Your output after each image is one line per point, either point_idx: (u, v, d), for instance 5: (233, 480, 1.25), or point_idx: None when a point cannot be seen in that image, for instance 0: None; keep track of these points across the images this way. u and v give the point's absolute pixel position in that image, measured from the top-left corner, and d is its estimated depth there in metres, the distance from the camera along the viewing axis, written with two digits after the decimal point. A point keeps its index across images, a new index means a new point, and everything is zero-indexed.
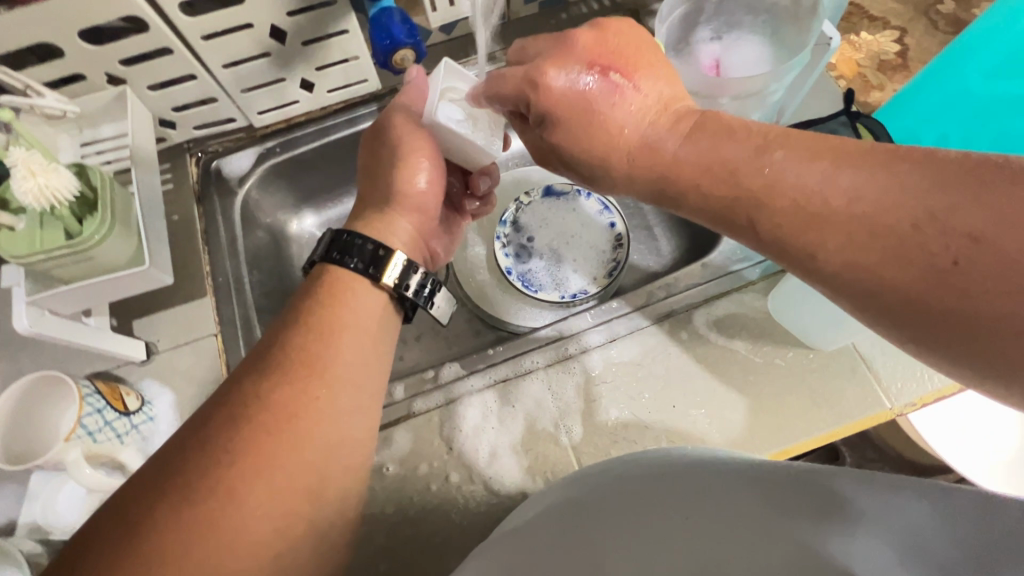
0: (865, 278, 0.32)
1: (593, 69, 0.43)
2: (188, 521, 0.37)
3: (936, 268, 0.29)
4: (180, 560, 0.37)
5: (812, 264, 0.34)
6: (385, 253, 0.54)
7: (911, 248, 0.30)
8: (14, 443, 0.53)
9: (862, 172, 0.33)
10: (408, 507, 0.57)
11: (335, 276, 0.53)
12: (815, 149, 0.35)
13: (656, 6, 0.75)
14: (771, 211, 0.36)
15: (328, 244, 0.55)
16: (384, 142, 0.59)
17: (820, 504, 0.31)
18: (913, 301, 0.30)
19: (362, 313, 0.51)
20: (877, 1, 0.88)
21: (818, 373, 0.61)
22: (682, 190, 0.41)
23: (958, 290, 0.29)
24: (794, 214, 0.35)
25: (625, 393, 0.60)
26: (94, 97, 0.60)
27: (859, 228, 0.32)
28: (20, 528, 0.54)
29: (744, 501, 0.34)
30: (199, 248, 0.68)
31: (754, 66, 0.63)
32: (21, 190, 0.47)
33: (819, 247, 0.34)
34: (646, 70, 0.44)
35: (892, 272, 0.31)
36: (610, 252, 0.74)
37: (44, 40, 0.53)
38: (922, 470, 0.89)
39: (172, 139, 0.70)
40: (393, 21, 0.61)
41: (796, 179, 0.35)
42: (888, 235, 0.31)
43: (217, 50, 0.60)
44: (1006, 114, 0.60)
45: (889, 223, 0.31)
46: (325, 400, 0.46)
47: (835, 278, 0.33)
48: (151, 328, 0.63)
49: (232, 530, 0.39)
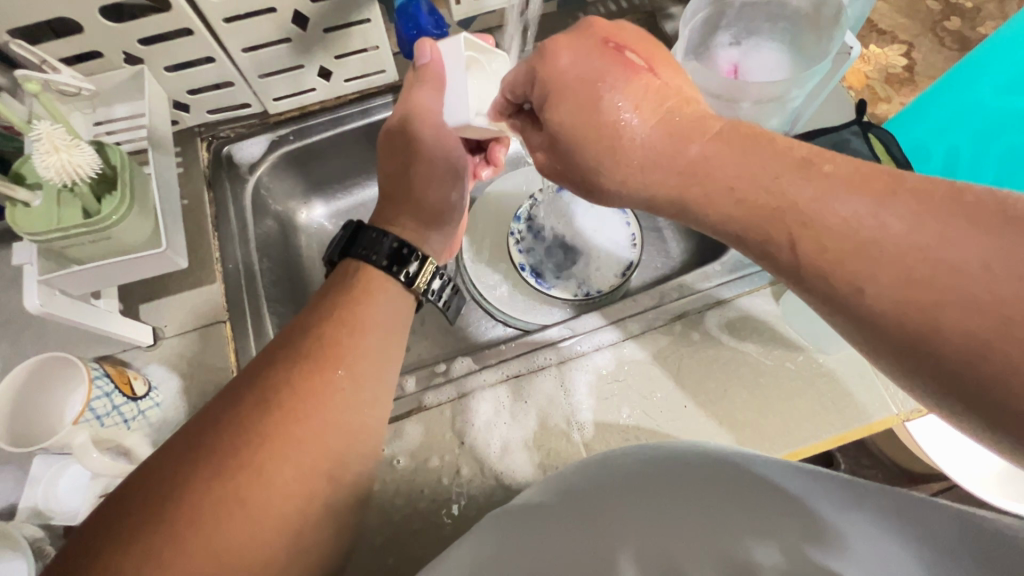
0: (917, 317, 0.29)
1: (609, 45, 0.43)
2: (215, 496, 0.39)
3: (979, 307, 0.27)
4: (208, 538, 0.38)
5: (855, 297, 0.31)
6: (408, 252, 0.57)
7: (970, 291, 0.27)
8: (16, 425, 0.51)
9: (921, 209, 0.30)
10: (418, 500, 0.56)
11: (359, 271, 0.55)
12: (869, 175, 0.32)
13: (673, 10, 0.76)
14: (818, 233, 0.32)
15: (352, 238, 0.57)
16: (408, 138, 0.60)
17: (799, 522, 0.37)
18: (968, 349, 0.27)
19: (386, 307, 0.53)
20: (886, 16, 0.90)
21: (826, 378, 0.61)
22: (703, 189, 0.37)
23: (1021, 341, 0.26)
24: (843, 238, 0.31)
25: (636, 392, 0.61)
26: (110, 76, 0.59)
27: (917, 261, 0.29)
28: (21, 513, 0.53)
29: (739, 507, 0.38)
30: (209, 233, 0.67)
31: (771, 73, 0.64)
32: (42, 164, 0.46)
33: (869, 281, 0.30)
34: (666, 65, 0.44)
35: (953, 315, 0.28)
36: (623, 252, 0.75)
37: (66, 15, 0.52)
38: (915, 476, 0.91)
39: (184, 123, 0.69)
40: (420, 11, 0.61)
41: (850, 207, 0.31)
42: (951, 275, 0.28)
43: (238, 33, 0.59)
44: (1015, 127, 0.65)
45: (950, 260, 0.28)
46: (349, 392, 0.47)
47: (878, 315, 0.30)
48: (158, 312, 0.63)
49: (236, 521, 0.39)
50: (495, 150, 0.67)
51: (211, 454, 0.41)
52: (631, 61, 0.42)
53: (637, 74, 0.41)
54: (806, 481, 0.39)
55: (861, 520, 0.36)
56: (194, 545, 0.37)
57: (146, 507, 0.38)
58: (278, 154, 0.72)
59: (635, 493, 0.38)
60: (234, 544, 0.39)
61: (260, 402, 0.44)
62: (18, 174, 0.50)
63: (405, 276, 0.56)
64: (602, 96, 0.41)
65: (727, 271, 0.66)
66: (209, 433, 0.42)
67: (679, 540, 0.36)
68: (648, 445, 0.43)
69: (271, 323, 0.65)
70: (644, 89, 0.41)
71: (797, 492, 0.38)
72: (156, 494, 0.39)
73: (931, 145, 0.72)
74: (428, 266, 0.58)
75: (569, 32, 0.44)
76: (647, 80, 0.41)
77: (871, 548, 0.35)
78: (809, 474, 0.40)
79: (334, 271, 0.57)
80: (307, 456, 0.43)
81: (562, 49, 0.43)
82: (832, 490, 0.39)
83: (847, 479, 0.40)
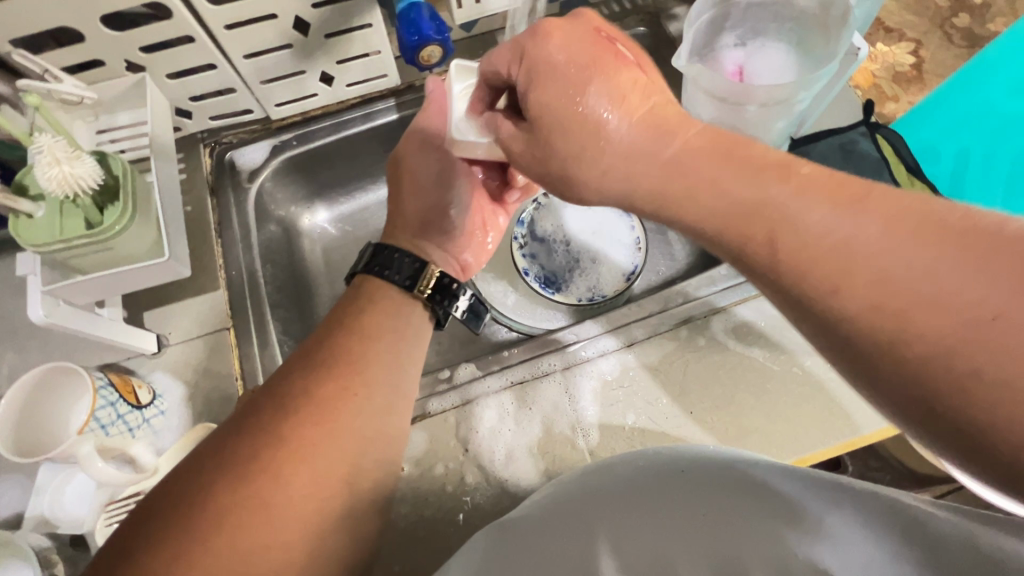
0: (890, 320, 0.26)
1: (602, 34, 0.40)
2: (232, 505, 0.39)
3: (972, 319, 0.25)
4: (226, 543, 0.38)
5: (830, 303, 0.28)
6: (421, 265, 0.57)
7: (946, 296, 0.25)
8: (20, 436, 0.52)
9: (892, 215, 0.28)
10: (423, 508, 0.56)
11: (370, 288, 0.55)
12: (841, 180, 0.30)
13: (677, 10, 0.75)
14: (797, 232, 0.30)
15: (368, 258, 0.57)
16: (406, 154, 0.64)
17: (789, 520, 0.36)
18: (944, 356, 0.25)
19: (392, 312, 0.54)
20: (893, 13, 0.88)
21: (834, 382, 0.61)
22: None
23: (989, 346, 0.24)
24: (819, 242, 0.29)
25: (642, 398, 0.60)
26: (113, 84, 0.59)
27: (887, 264, 0.27)
28: (29, 521, 0.54)
29: (736, 512, 0.37)
30: (212, 240, 0.66)
31: (778, 73, 0.64)
32: (45, 176, 0.46)
33: (846, 283, 0.28)
34: (654, 67, 0.41)
35: (921, 321, 0.25)
36: (629, 255, 0.74)
37: (66, 25, 0.52)
38: (921, 479, 0.91)
39: (187, 130, 0.69)
40: (422, 17, 0.60)
41: (824, 215, 0.29)
42: (922, 280, 0.26)
43: (239, 40, 0.59)
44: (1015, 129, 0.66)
45: (917, 266, 0.26)
46: (363, 397, 0.47)
47: (866, 334, 0.27)
48: (163, 320, 0.62)
49: (260, 526, 0.39)
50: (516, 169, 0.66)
51: (227, 466, 0.41)
52: (622, 57, 0.40)
53: (627, 69, 0.39)
54: (808, 484, 0.37)
55: (878, 536, 0.33)
56: (209, 551, 0.37)
57: (157, 521, 0.38)
58: (281, 159, 0.72)
59: (637, 506, 0.38)
60: (256, 547, 0.39)
61: (269, 411, 0.44)
62: (22, 185, 0.51)
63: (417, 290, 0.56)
64: (587, 71, 0.38)
65: (732, 275, 0.65)
66: (216, 446, 0.42)
67: (684, 551, 0.36)
68: (650, 451, 0.43)
69: (275, 330, 0.64)
70: (628, 82, 0.37)
71: (791, 495, 0.37)
72: (161, 508, 0.39)
73: (941, 147, 0.71)
74: (434, 272, 0.57)
75: (568, 23, 0.40)
76: (633, 76, 0.38)
77: (866, 538, 0.33)
78: (809, 477, 0.38)
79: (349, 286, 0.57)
80: (315, 452, 0.43)
81: (555, 32, 0.40)
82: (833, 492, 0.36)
83: (835, 480, 0.38)
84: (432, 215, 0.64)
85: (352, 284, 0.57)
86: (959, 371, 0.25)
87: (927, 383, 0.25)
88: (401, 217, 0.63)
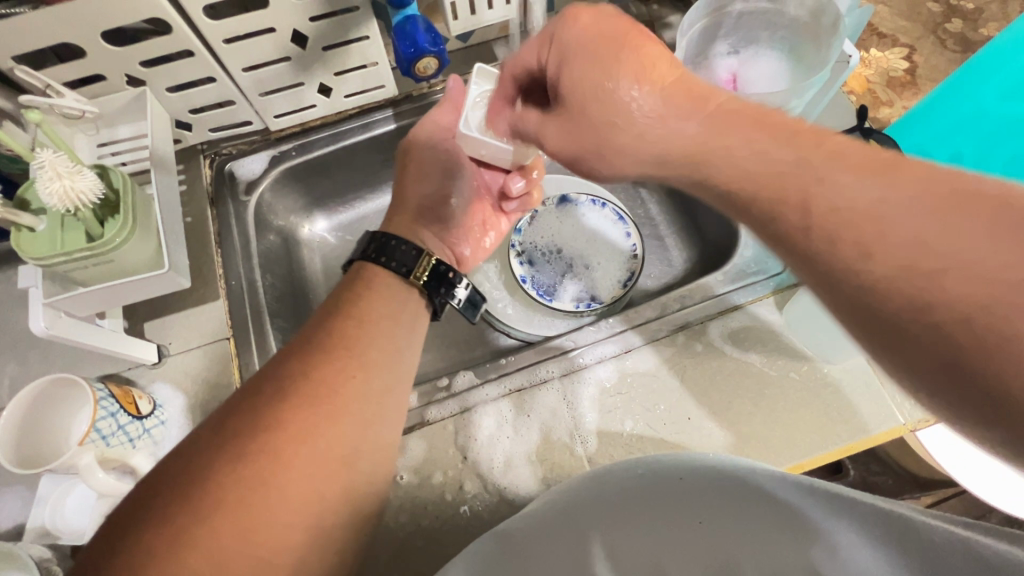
0: (921, 281, 0.27)
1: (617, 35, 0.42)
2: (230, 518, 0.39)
3: (1003, 279, 0.25)
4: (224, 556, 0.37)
5: (859, 265, 0.29)
6: (417, 253, 0.58)
7: (975, 260, 0.26)
8: (21, 448, 0.52)
9: (926, 186, 0.29)
10: (422, 517, 0.56)
11: (371, 273, 0.56)
12: (875, 157, 0.31)
13: (671, 19, 0.76)
14: (826, 202, 0.31)
15: (367, 244, 0.58)
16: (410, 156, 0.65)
17: (788, 529, 0.36)
18: (973, 317, 0.25)
19: (390, 298, 0.55)
20: (885, 19, 0.89)
21: (831, 388, 0.61)
22: None
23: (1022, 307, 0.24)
24: (852, 208, 0.30)
25: (640, 405, 0.60)
26: (113, 97, 0.59)
27: (923, 230, 0.28)
28: (30, 532, 0.54)
29: (733, 518, 0.37)
30: (212, 250, 0.67)
31: (770, 82, 0.65)
32: (46, 191, 0.47)
33: (876, 244, 0.28)
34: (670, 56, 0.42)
35: (954, 280, 0.26)
36: (626, 262, 0.75)
37: (68, 41, 0.53)
38: (923, 484, 0.90)
39: (187, 141, 0.69)
40: (418, 29, 0.61)
41: (855, 183, 0.30)
42: (958, 245, 0.27)
43: (238, 53, 0.60)
44: (1007, 135, 0.66)
45: (953, 235, 0.27)
46: (360, 378, 0.48)
47: (889, 298, 0.28)
48: (163, 330, 0.63)
49: (260, 537, 0.39)
50: (512, 179, 0.66)
51: None
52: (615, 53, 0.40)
53: None
54: (804, 492, 0.37)
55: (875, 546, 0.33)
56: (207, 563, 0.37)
57: None
58: (278, 170, 0.72)
59: (633, 515, 0.38)
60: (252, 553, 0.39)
61: None
62: (25, 199, 0.52)
63: (413, 277, 0.57)
64: None
65: (730, 279, 0.66)
66: None
67: (675, 553, 0.37)
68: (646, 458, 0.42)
69: (275, 339, 0.65)
70: None
71: (787, 503, 0.37)
72: None
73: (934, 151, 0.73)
74: (430, 259, 0.58)
75: None
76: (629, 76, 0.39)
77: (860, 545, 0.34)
78: (806, 483, 0.37)
79: (349, 272, 0.58)
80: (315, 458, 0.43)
81: None
82: (829, 498, 0.36)
83: (833, 485, 0.37)
84: (435, 201, 0.65)
85: (350, 271, 0.58)
86: (988, 330, 0.25)
87: (958, 347, 0.26)
88: (404, 208, 0.64)
